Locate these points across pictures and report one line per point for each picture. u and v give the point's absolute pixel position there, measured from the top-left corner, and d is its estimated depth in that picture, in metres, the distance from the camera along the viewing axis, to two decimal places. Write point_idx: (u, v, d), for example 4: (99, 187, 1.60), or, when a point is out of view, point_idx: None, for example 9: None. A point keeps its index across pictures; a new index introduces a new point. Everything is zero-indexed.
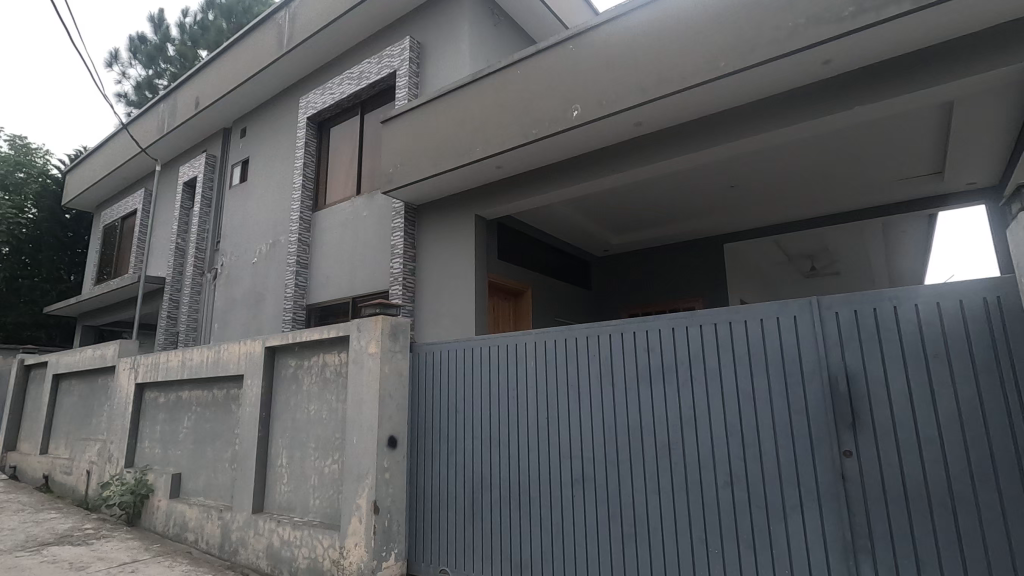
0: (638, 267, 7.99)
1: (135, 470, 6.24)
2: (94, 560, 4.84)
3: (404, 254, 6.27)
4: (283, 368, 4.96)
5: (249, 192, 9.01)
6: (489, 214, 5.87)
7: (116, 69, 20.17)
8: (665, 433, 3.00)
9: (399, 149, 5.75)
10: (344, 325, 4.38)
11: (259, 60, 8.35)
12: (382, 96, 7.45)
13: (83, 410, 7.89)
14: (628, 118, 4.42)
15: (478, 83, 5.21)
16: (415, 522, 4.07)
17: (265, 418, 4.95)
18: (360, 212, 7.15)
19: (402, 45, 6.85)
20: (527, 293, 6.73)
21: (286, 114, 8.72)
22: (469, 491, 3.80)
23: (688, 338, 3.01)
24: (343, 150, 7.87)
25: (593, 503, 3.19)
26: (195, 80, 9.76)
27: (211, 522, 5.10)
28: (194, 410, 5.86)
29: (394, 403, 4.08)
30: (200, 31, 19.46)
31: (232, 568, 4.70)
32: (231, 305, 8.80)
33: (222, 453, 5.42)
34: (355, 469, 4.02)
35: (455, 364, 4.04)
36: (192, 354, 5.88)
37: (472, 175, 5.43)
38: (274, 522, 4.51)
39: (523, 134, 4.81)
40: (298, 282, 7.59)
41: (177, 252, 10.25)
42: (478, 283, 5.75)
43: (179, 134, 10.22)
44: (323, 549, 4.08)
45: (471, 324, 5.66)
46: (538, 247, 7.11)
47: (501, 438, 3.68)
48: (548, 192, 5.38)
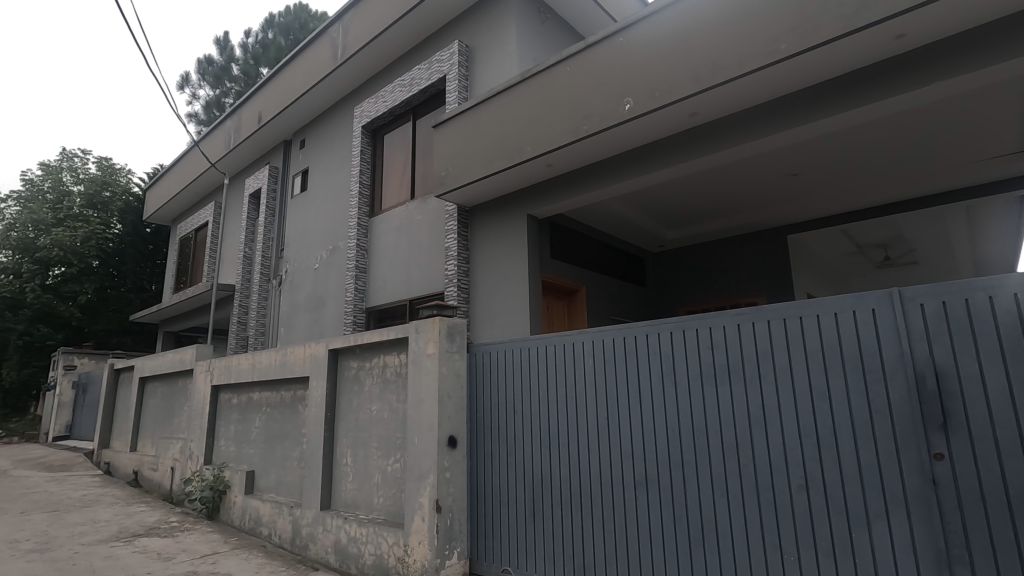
0: (696, 263, 7.75)
1: (214, 467, 6.62)
2: (179, 552, 5.16)
3: (458, 256, 6.35)
4: (346, 370, 5.12)
5: (309, 200, 9.37)
6: (541, 213, 5.84)
7: (187, 90, 21.51)
8: (731, 434, 2.88)
9: (450, 153, 5.83)
10: (402, 326, 4.47)
11: (316, 72, 8.67)
12: (432, 101, 7.57)
13: (166, 411, 8.44)
14: (683, 109, 4.29)
15: (527, 82, 5.20)
16: (478, 521, 4.10)
17: (330, 418, 5.12)
18: (414, 216, 7.30)
19: (451, 50, 6.94)
20: (580, 291, 6.67)
21: (342, 125, 9.02)
22: (529, 492, 3.79)
23: (754, 335, 2.89)
24: (397, 156, 8.05)
25: (657, 505, 3.11)
26: (258, 97, 10.25)
27: (282, 518, 5.34)
28: (264, 410, 6.14)
29: (453, 403, 4.12)
30: (261, 50, 20.49)
31: (303, 562, 4.89)
32: (295, 309, 9.17)
33: (290, 452, 5.66)
34: (416, 468, 4.09)
35: (513, 364, 4.04)
36: (261, 357, 6.17)
37: (523, 174, 5.42)
38: (341, 519, 4.66)
39: (573, 131, 4.75)
40: (358, 286, 7.83)
41: (245, 260, 10.81)
42: (532, 283, 5.73)
43: (244, 148, 10.76)
44: (388, 546, 4.18)
45: (526, 323, 5.65)
46: (591, 244, 7.02)
47: (561, 438, 3.65)
48: (601, 189, 5.29)
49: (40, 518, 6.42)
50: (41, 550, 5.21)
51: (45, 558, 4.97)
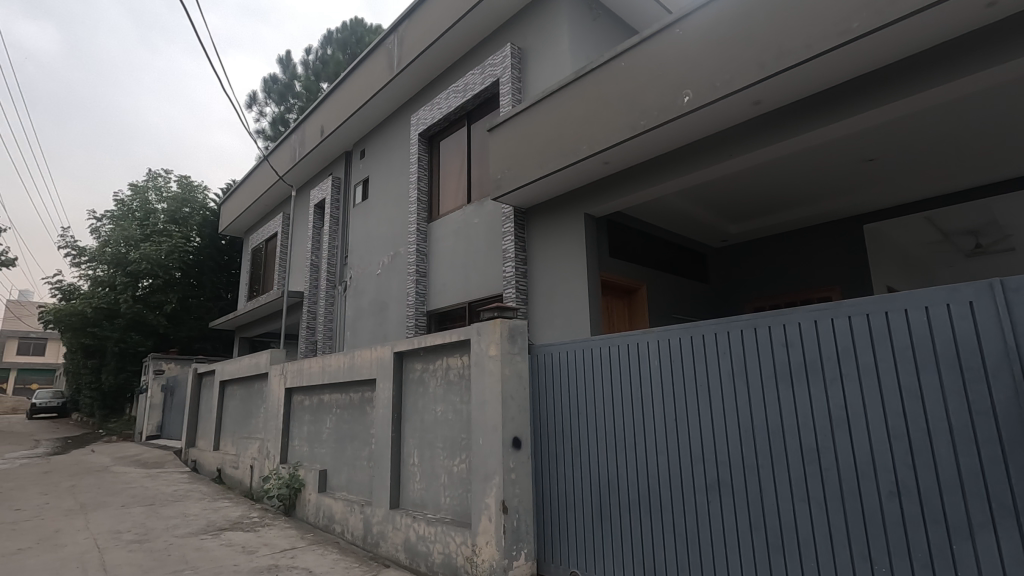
0: (762, 257, 7.44)
1: (289, 465, 6.95)
2: (261, 545, 5.45)
3: (516, 257, 6.37)
4: (411, 372, 5.25)
5: (370, 208, 9.67)
6: (598, 212, 5.79)
7: (255, 109, 22.75)
8: (811, 436, 2.74)
9: (506, 156, 5.86)
10: (464, 329, 4.54)
11: (373, 84, 8.96)
12: (486, 105, 7.65)
13: (245, 412, 8.94)
14: (746, 98, 4.11)
15: (581, 80, 5.15)
16: (543, 523, 4.09)
17: (397, 419, 5.26)
18: (471, 219, 7.39)
19: (503, 53, 6.98)
20: (641, 290, 6.54)
21: (399, 134, 9.27)
22: (596, 494, 3.75)
23: (834, 331, 2.73)
24: (452, 162, 8.20)
25: (732, 510, 3.00)
26: (320, 111, 10.69)
27: (354, 516, 5.52)
28: (334, 412, 6.40)
29: (517, 404, 4.14)
30: (321, 66, 21.42)
31: (375, 559, 5.05)
32: (360, 313, 9.49)
33: (360, 452, 5.86)
34: (482, 469, 4.14)
35: (575, 365, 4.01)
36: (330, 360, 6.43)
37: (579, 173, 5.38)
38: (410, 517, 4.77)
39: (630, 127, 4.67)
40: (418, 290, 8.02)
41: (312, 268, 11.31)
42: (591, 283, 5.67)
43: (309, 160, 11.25)
44: (457, 546, 4.24)
45: (586, 323, 5.59)
46: (650, 241, 6.88)
47: (627, 440, 3.59)
48: (659, 185, 5.17)
49: (139, 511, 6.96)
50: (141, 541, 5.64)
51: (144, 548, 5.37)
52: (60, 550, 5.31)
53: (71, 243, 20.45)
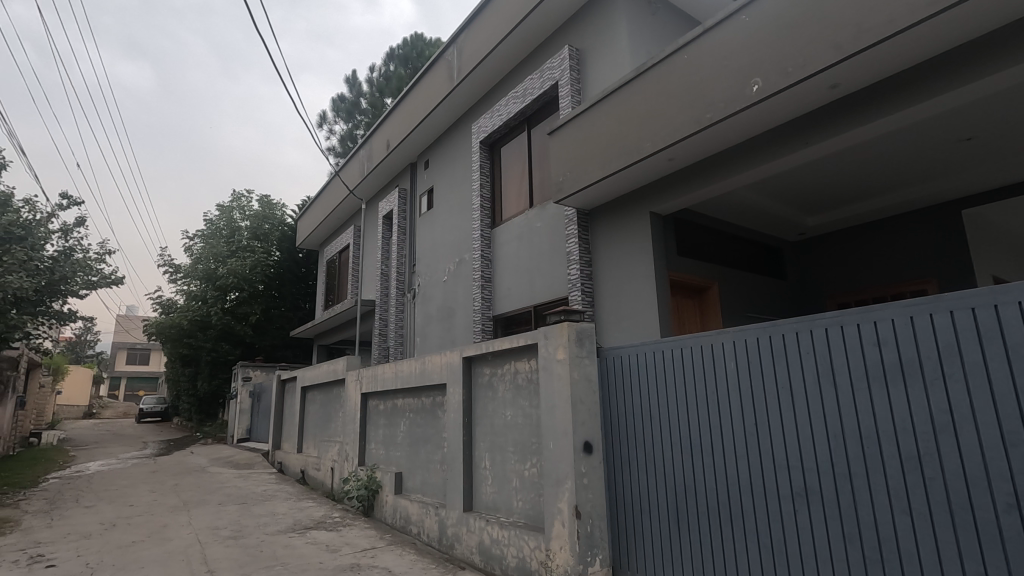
0: (845, 250, 6.98)
1: (367, 467, 7.22)
2: (343, 544, 5.70)
3: (580, 259, 6.32)
4: (480, 376, 5.32)
5: (435, 217, 9.91)
6: (664, 209, 5.64)
7: (325, 127, 23.92)
8: (910, 442, 2.53)
9: (567, 158, 5.83)
10: (531, 333, 4.55)
11: (435, 96, 9.20)
12: (546, 109, 7.66)
13: (324, 416, 9.39)
14: (822, 82, 3.87)
15: (642, 77, 5.05)
16: (619, 529, 4.02)
17: (468, 423, 5.34)
18: (534, 223, 7.41)
19: (561, 55, 6.96)
20: (712, 288, 6.30)
21: (461, 142, 9.44)
22: (672, 501, 3.63)
23: (934, 327, 2.51)
24: (514, 167, 8.25)
25: (822, 520, 2.82)
26: (386, 125, 11.08)
27: (430, 517, 5.66)
28: (407, 415, 6.59)
29: (586, 407, 4.10)
30: (385, 82, 22.24)
31: (451, 561, 5.14)
32: (428, 319, 9.73)
33: (433, 455, 6.00)
34: (554, 473, 4.12)
35: (646, 368, 3.93)
36: (402, 366, 6.64)
37: (643, 171, 5.27)
38: (483, 521, 4.83)
39: (695, 121, 4.52)
40: (484, 295, 8.13)
41: (382, 277, 11.74)
42: (659, 283, 5.54)
43: (377, 173, 11.69)
44: (530, 550, 4.25)
45: (656, 324, 5.46)
46: (720, 238, 6.62)
47: (703, 445, 3.47)
48: (729, 179, 4.97)
49: (233, 509, 7.47)
50: (236, 537, 6.05)
51: (240, 544, 5.75)
52: (167, 544, 5.77)
53: (168, 261, 22.23)
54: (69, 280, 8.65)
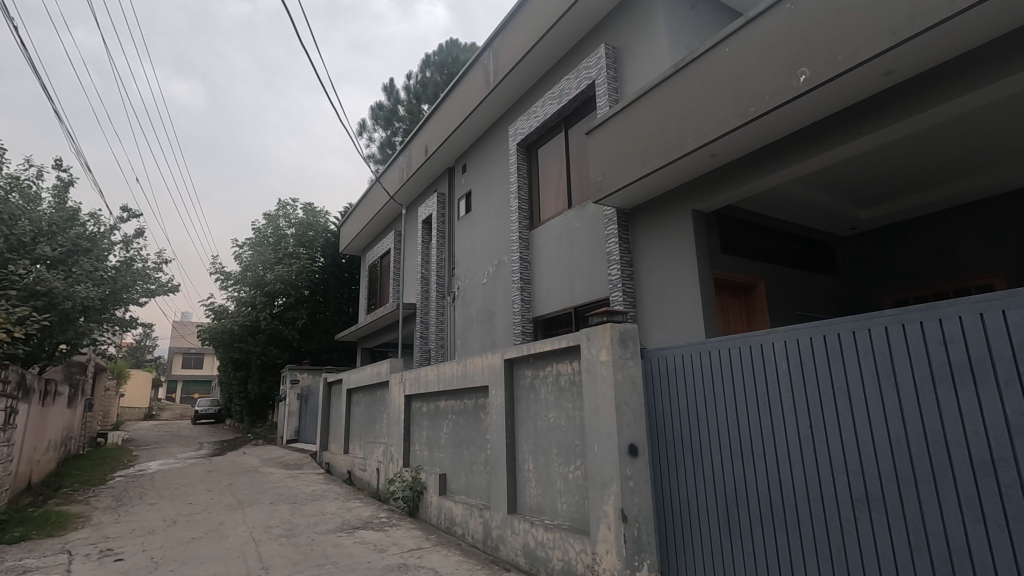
0: (901, 244, 6.66)
1: (411, 468, 7.32)
2: (390, 544, 5.79)
3: (621, 260, 6.25)
4: (522, 378, 5.32)
5: (474, 220, 9.98)
6: (707, 206, 5.51)
7: (365, 135, 24.45)
8: (982, 447, 2.39)
9: (606, 158, 5.77)
10: (574, 334, 4.53)
11: (472, 99, 9.26)
12: (583, 108, 7.61)
13: (369, 418, 9.59)
14: (875, 69, 3.70)
15: (682, 72, 4.97)
16: (667, 534, 3.93)
17: (510, 426, 5.35)
18: (573, 224, 7.37)
19: (597, 54, 6.89)
20: (759, 286, 6.12)
21: (499, 145, 9.48)
22: (722, 506, 3.54)
23: (1007, 325, 2.36)
24: (552, 169, 8.23)
25: (885, 528, 2.70)
26: (424, 130, 11.23)
27: (474, 519, 5.69)
28: (450, 417, 6.66)
29: (631, 410, 4.05)
30: (422, 88, 22.59)
31: (497, 562, 5.15)
32: (468, 322, 9.80)
33: (476, 457, 6.04)
34: (599, 476, 4.09)
35: (692, 369, 3.84)
36: (444, 368, 6.71)
37: (685, 168, 5.17)
38: (528, 523, 4.82)
39: (739, 115, 4.40)
40: (524, 297, 8.13)
41: (423, 280, 11.90)
42: (702, 282, 5.42)
43: (416, 178, 11.86)
44: (576, 553, 4.22)
45: (700, 323, 5.34)
46: (767, 235, 6.42)
47: (755, 448, 3.37)
48: (775, 174, 4.82)
49: (284, 508, 7.70)
50: (288, 536, 6.23)
51: (292, 543, 5.93)
52: (224, 541, 6.01)
53: (219, 268, 23.13)
54: (130, 288, 9.09)
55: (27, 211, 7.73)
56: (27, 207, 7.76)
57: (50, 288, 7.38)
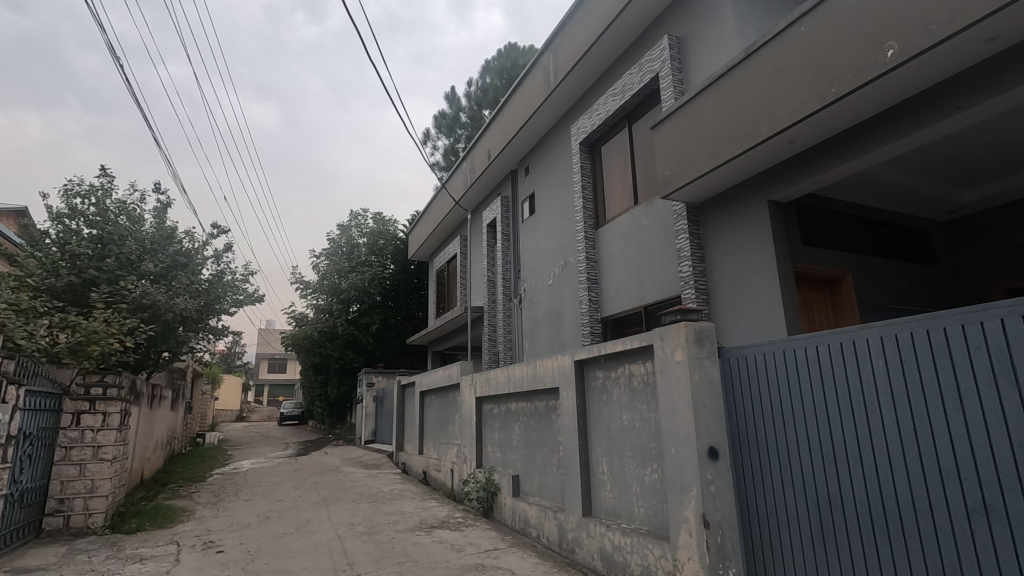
0: (1010, 227, 6.03)
1: (485, 470, 7.41)
2: (467, 544, 5.89)
3: (692, 256, 6.04)
4: (593, 380, 5.26)
5: (538, 221, 9.98)
6: (784, 197, 5.23)
7: (429, 144, 25.09)
8: None
9: (673, 152, 5.60)
10: (646, 334, 4.43)
11: (533, 101, 9.28)
12: (647, 102, 7.43)
13: (442, 420, 9.81)
14: (976, 36, 3.36)
15: (753, 57, 4.75)
16: (753, 543, 3.73)
17: (583, 428, 5.29)
18: (640, 221, 7.21)
19: (660, 46, 6.72)
20: (845, 278, 5.75)
21: (561, 145, 9.44)
22: (813, 513, 3.33)
23: None
24: (616, 167, 8.10)
25: (1007, 541, 2.44)
26: (486, 136, 11.38)
27: (549, 521, 5.67)
28: (522, 419, 6.69)
29: (710, 412, 3.89)
30: (483, 94, 22.93)
31: (573, 566, 5.10)
32: (536, 323, 9.81)
33: (549, 459, 6.02)
34: (678, 481, 3.97)
35: (776, 368, 3.65)
36: (514, 370, 6.74)
37: (759, 158, 4.93)
38: (604, 526, 4.75)
39: (818, 97, 4.14)
40: (592, 297, 8.04)
41: (489, 283, 12.05)
42: (782, 276, 5.14)
43: (480, 183, 12.03)
44: (655, 559, 4.12)
45: (781, 319, 5.07)
46: (852, 224, 6.01)
47: (850, 453, 3.14)
48: (860, 158, 4.49)
49: (365, 507, 8.02)
50: (370, 533, 6.48)
51: (374, 540, 6.16)
52: (312, 537, 6.33)
53: (299, 279, 24.50)
54: (221, 300, 9.77)
55: (132, 231, 8.49)
56: (132, 227, 8.53)
57: (155, 301, 8.09)
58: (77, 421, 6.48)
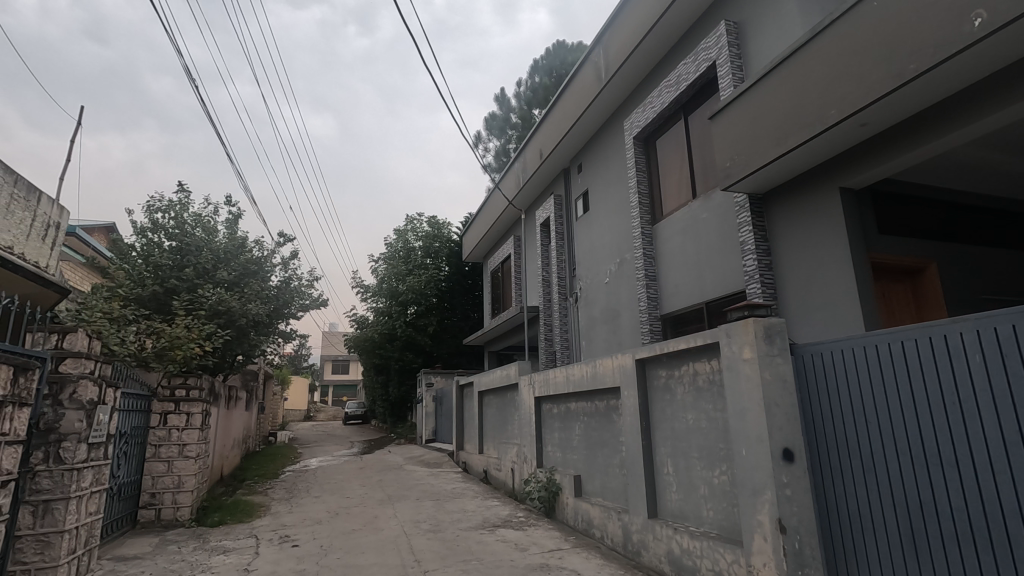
0: None
1: (545, 469, 7.40)
2: (531, 544, 5.90)
3: (756, 249, 5.80)
4: (655, 379, 5.15)
5: (593, 218, 9.87)
6: (858, 183, 4.92)
7: (481, 147, 25.36)
8: None
9: (734, 141, 5.40)
10: (711, 331, 4.30)
11: (584, 98, 9.19)
12: (704, 91, 7.20)
13: (501, 419, 9.88)
14: None
15: (819, 37, 4.50)
16: (835, 550, 3.52)
17: (646, 428, 5.19)
18: (699, 215, 6.99)
19: (717, 33, 6.50)
20: (928, 268, 5.36)
21: (614, 141, 9.29)
22: (902, 518, 3.11)
23: None
24: (672, 160, 7.90)
25: None
26: (538, 135, 11.37)
27: (613, 522, 5.59)
28: (582, 419, 6.64)
29: (783, 412, 3.71)
30: (532, 94, 22.96)
31: (639, 568, 5.01)
32: (592, 322, 9.71)
33: (611, 459, 5.95)
34: (750, 484, 3.82)
35: (855, 364, 3.43)
36: (573, 369, 6.71)
37: (829, 143, 4.67)
38: (671, 529, 4.64)
39: (895, 76, 3.87)
40: (650, 294, 7.87)
41: (544, 283, 12.04)
42: (857, 266, 4.84)
43: (533, 182, 12.03)
44: (727, 563, 3.98)
45: (857, 312, 4.78)
46: (934, 209, 5.59)
47: (944, 456, 2.91)
48: (945, 138, 4.16)
49: (429, 505, 8.18)
50: (436, 531, 6.60)
51: (439, 537, 6.28)
52: (380, 533, 6.53)
53: (359, 283, 25.34)
54: (289, 305, 10.20)
55: (208, 242, 9.03)
56: (207, 239, 9.05)
57: (230, 307, 8.58)
58: (164, 420, 6.97)
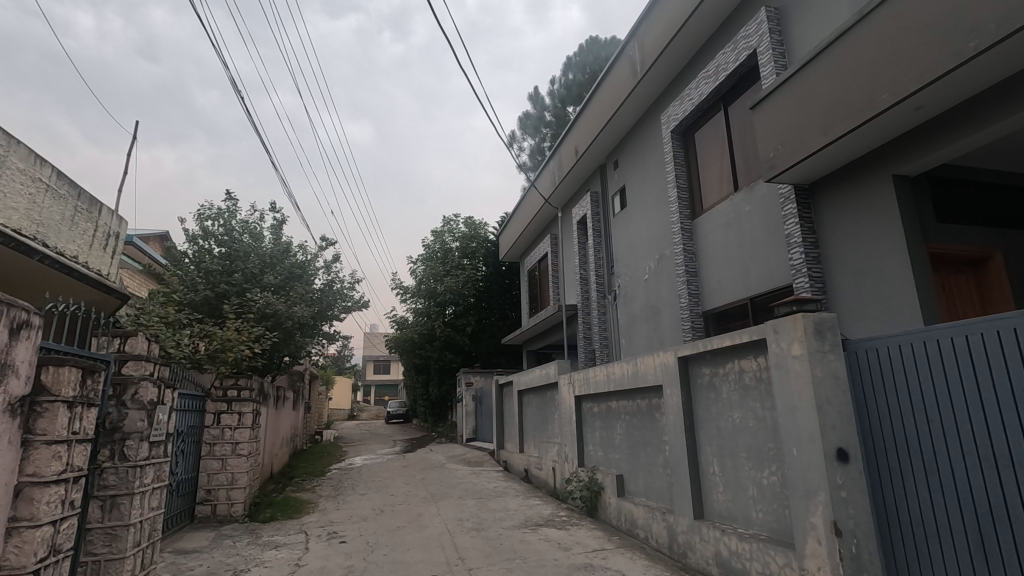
0: None
1: (587, 469, 7.35)
2: (574, 543, 5.87)
3: (803, 241, 5.59)
4: (699, 378, 5.04)
5: (630, 215, 9.73)
6: (913, 170, 4.68)
7: (515, 146, 25.39)
8: None
9: (777, 131, 5.22)
10: (758, 327, 4.17)
11: (619, 92, 9.06)
12: (745, 80, 6.99)
13: (541, 419, 9.87)
14: None
15: (868, 19, 4.30)
16: (896, 555, 3.36)
17: (690, 427, 5.09)
18: (741, 208, 6.80)
19: (757, 20, 6.30)
20: (994, 257, 5.08)
21: (651, 135, 9.13)
22: (969, 522, 2.93)
23: None
24: (712, 152, 7.71)
25: None
26: (573, 132, 11.29)
27: (657, 523, 5.50)
28: (623, 417, 6.57)
29: (837, 410, 3.56)
30: (566, 91, 22.84)
31: (686, 569, 4.91)
32: (632, 320, 9.58)
33: (655, 459, 5.85)
34: (802, 485, 3.69)
35: (914, 360, 3.27)
36: (614, 368, 6.63)
37: (880, 129, 4.47)
38: (719, 530, 4.52)
39: (952, 56, 3.66)
40: (691, 291, 7.71)
41: (582, 281, 11.95)
42: (913, 258, 4.61)
43: (569, 180, 11.96)
44: (779, 567, 3.86)
45: (914, 305, 4.55)
46: (998, 195, 5.28)
47: (1015, 457, 2.73)
48: (1009, 118, 3.90)
49: (471, 503, 8.25)
50: (478, 529, 6.65)
51: (482, 536, 6.33)
52: (425, 531, 6.62)
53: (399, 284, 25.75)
54: (332, 307, 10.45)
55: (254, 248, 9.34)
56: (254, 244, 9.38)
57: (276, 310, 8.85)
58: (218, 420, 7.26)
